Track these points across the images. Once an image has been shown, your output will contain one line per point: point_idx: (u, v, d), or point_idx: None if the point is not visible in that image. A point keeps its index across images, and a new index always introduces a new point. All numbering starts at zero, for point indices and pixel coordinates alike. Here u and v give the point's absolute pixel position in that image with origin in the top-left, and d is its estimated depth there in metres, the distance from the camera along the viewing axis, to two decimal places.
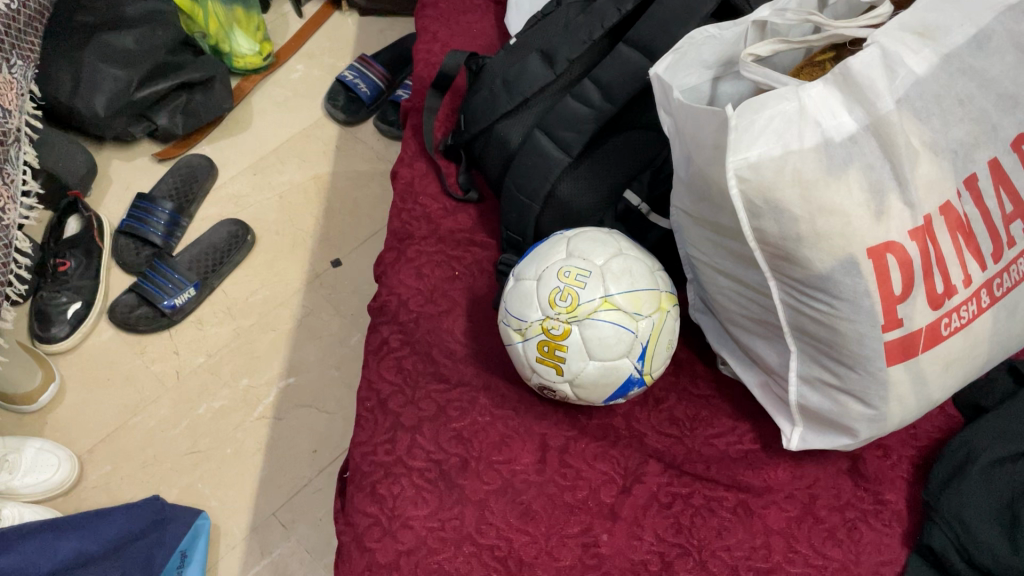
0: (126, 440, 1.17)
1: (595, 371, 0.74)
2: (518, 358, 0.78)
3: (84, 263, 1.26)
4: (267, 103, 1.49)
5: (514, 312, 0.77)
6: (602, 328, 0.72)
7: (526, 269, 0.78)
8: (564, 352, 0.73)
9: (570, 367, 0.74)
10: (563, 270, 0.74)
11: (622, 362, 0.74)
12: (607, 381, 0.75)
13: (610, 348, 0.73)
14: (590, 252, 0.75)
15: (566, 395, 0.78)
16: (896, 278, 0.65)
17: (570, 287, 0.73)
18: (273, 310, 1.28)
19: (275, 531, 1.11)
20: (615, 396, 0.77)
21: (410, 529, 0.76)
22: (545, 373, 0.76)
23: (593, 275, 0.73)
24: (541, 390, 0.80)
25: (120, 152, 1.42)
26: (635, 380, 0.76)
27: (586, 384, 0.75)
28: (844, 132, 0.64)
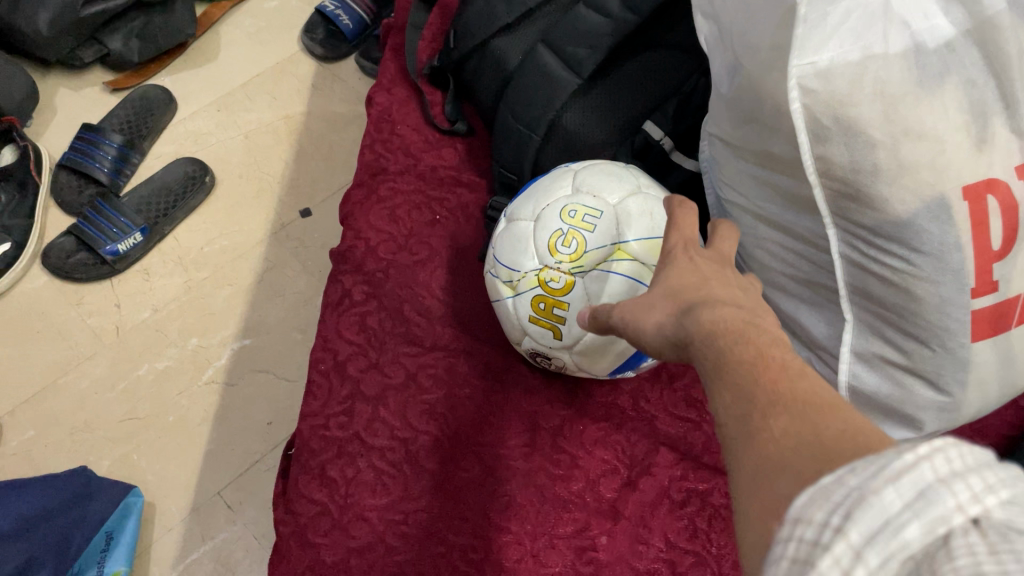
0: (54, 402, 1.02)
1: (600, 335, 0.60)
2: (505, 315, 0.64)
3: (17, 200, 1.11)
4: (236, 33, 1.33)
5: (505, 260, 0.62)
6: (613, 283, 0.57)
7: (522, 206, 0.63)
8: (564, 309, 0.59)
9: (571, 327, 0.60)
10: (568, 208, 0.60)
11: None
12: (616, 349, 0.60)
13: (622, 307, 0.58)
14: (603, 187, 0.61)
15: (563, 363, 0.64)
16: (996, 228, 0.51)
17: (575, 229, 0.59)
18: (231, 263, 1.13)
19: (220, 513, 0.97)
20: (624, 368, 0.63)
21: (365, 522, 0.63)
22: (539, 333, 0.62)
23: (604, 216, 0.59)
24: (535, 358, 0.66)
25: (68, 79, 1.25)
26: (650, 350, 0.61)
27: (590, 349, 0.61)
28: (938, 37, 0.50)
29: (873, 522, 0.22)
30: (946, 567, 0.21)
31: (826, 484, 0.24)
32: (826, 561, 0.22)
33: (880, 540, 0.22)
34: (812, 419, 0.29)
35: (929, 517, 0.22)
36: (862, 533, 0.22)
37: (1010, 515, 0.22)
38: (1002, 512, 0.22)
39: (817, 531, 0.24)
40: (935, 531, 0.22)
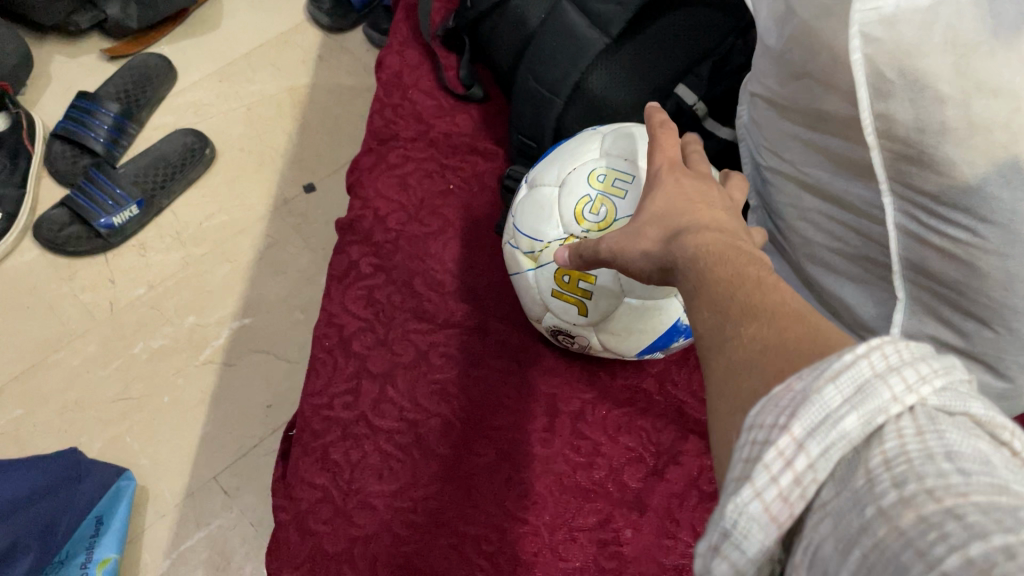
0: (43, 381, 0.98)
1: (628, 313, 0.55)
2: (524, 291, 0.59)
3: (8, 167, 1.06)
4: (240, 2, 1.28)
5: (527, 228, 0.58)
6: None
7: (544, 172, 0.59)
8: (592, 282, 0.54)
9: (596, 301, 0.55)
10: (596, 172, 0.55)
11: (668, 305, 0.55)
12: (644, 328, 0.56)
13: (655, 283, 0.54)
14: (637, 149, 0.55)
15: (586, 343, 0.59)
16: None
17: (606, 195, 0.54)
18: (231, 239, 1.08)
19: (216, 498, 0.92)
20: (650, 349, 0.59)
21: (370, 510, 0.58)
22: (561, 310, 0.57)
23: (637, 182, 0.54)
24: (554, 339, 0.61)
25: (64, 46, 1.20)
26: (680, 331, 0.57)
27: (617, 327, 0.57)
28: None
29: (815, 418, 0.24)
30: (876, 451, 0.23)
31: (775, 390, 0.26)
32: (770, 454, 0.24)
33: (821, 432, 0.24)
34: (781, 323, 0.30)
35: (866, 409, 0.23)
36: (804, 428, 0.24)
37: (939, 402, 0.24)
38: (936, 399, 0.24)
39: (768, 432, 0.25)
40: (872, 422, 0.23)
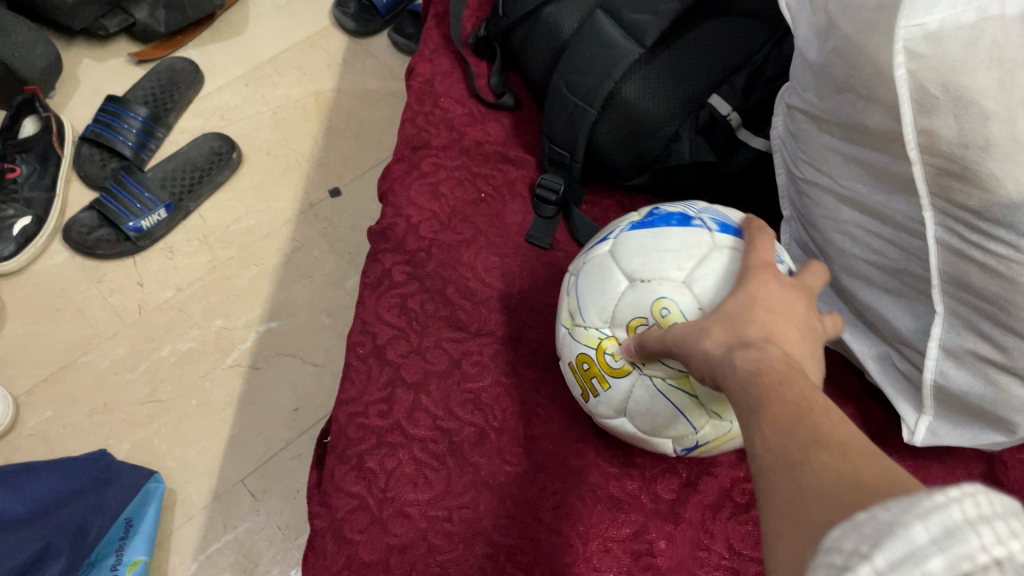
0: (72, 383, 0.99)
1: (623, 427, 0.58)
2: (560, 325, 0.61)
3: (38, 171, 1.07)
4: (265, 6, 1.29)
5: (583, 293, 0.57)
6: (648, 401, 0.54)
7: (632, 250, 0.54)
8: (600, 387, 0.57)
9: (598, 407, 0.58)
10: (660, 300, 0.51)
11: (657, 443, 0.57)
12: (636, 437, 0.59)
13: (648, 426, 0.56)
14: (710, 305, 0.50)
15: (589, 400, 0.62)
16: None
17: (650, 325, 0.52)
18: (257, 243, 1.09)
19: (243, 501, 0.93)
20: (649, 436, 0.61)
21: (405, 519, 0.58)
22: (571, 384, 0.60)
23: None
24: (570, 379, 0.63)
25: (92, 50, 1.21)
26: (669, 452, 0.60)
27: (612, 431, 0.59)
28: None
29: (900, 552, 0.23)
30: None
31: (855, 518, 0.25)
32: None
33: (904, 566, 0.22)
34: (853, 463, 0.31)
35: (955, 552, 0.22)
36: (887, 561, 0.23)
37: None
38: None
39: (844, 558, 0.24)
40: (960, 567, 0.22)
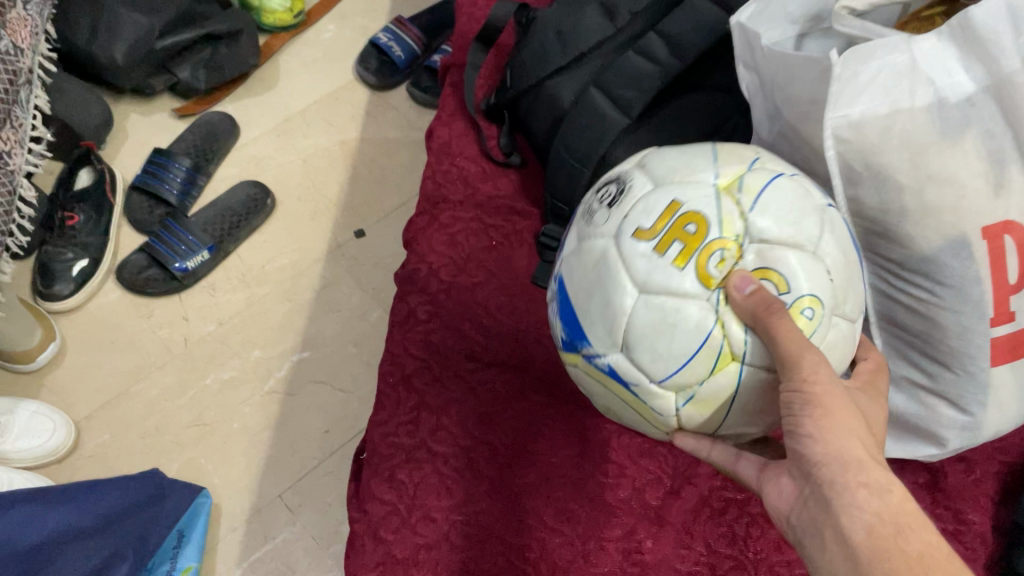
0: (126, 409, 1.10)
1: (605, 292, 0.52)
2: (693, 177, 0.53)
3: (94, 218, 1.19)
4: (294, 63, 1.41)
5: (778, 195, 0.51)
6: (672, 313, 0.49)
7: (841, 244, 0.52)
8: (667, 246, 0.50)
9: (634, 262, 0.51)
10: (813, 298, 0.49)
11: (597, 333, 0.53)
12: (587, 300, 0.54)
13: (634, 317, 0.50)
14: (826, 348, 0.50)
15: (592, 240, 0.56)
16: (1012, 264, 0.56)
17: (774, 291, 0.49)
18: (290, 280, 1.20)
19: (280, 514, 1.03)
20: (563, 319, 0.57)
21: (432, 522, 0.69)
22: (631, 226, 0.52)
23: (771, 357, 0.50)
24: (593, 216, 0.57)
25: (138, 105, 1.34)
26: (580, 343, 0.56)
27: (587, 302, 0.54)
28: (960, 92, 0.55)
29: None
30: None
31: None
32: None
33: None
34: None
35: None
36: None
37: None
38: None
39: None
40: None
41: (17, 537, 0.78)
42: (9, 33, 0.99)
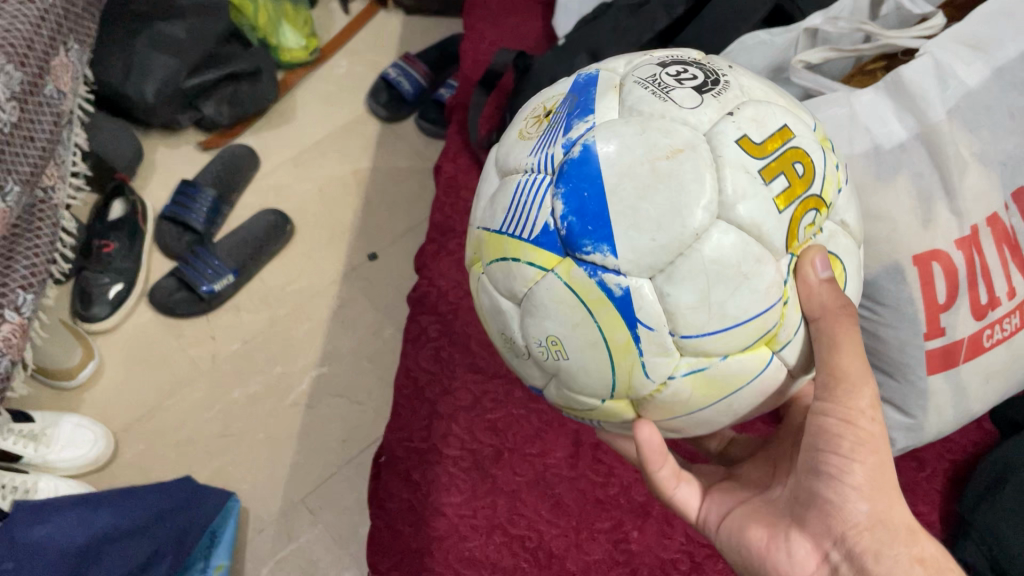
0: (160, 421, 1.19)
1: (680, 183, 0.42)
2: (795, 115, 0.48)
3: (128, 245, 1.29)
4: (310, 97, 1.52)
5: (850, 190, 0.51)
6: (749, 265, 0.43)
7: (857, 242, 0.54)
8: (772, 175, 0.44)
9: (727, 170, 0.43)
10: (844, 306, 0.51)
11: (637, 239, 0.42)
12: (643, 189, 0.42)
13: (707, 242, 0.42)
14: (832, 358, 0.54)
15: (670, 126, 0.44)
16: (940, 286, 0.66)
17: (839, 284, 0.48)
18: (309, 300, 1.30)
19: (303, 517, 1.12)
20: (566, 209, 0.44)
21: (443, 516, 0.77)
22: (734, 131, 0.44)
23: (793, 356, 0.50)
24: (669, 93, 0.46)
25: (165, 139, 1.45)
26: (597, 243, 0.43)
27: (639, 193, 0.42)
28: (894, 139, 0.65)
29: None
30: None
31: None
32: None
33: None
34: None
35: None
36: None
37: None
38: None
39: None
40: None
41: (61, 539, 0.93)
42: (53, 79, 1.05)
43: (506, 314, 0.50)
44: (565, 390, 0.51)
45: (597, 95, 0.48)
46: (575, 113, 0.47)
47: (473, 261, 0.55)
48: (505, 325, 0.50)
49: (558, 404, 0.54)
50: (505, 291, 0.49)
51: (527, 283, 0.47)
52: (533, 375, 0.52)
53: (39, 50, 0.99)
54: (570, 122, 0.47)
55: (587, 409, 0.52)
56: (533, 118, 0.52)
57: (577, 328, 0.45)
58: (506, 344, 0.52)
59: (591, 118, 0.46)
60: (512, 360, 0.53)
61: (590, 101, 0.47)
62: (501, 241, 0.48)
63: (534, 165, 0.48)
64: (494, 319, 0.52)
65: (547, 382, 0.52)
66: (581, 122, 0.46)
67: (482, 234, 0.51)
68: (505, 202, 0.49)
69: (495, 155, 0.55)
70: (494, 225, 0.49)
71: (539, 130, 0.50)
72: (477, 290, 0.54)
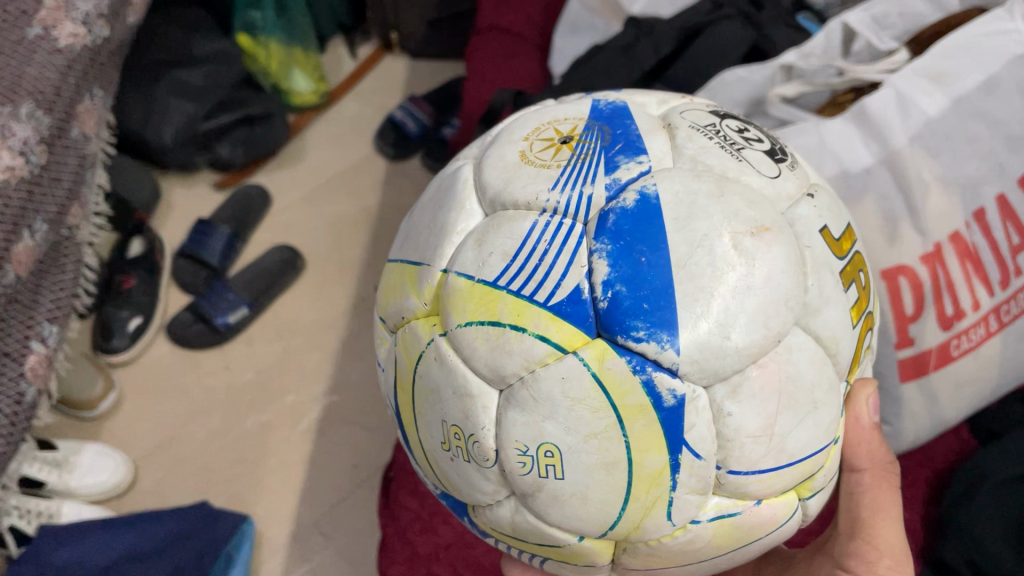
0: (177, 449, 1.24)
1: (768, 270, 0.42)
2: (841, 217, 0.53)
3: (146, 280, 1.35)
4: (319, 138, 1.59)
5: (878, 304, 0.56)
6: (820, 393, 0.44)
7: None
8: (846, 281, 0.48)
9: (808, 260, 0.45)
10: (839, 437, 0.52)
11: (706, 339, 0.40)
12: (725, 265, 0.41)
13: (784, 348, 0.42)
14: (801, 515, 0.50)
15: (752, 199, 0.44)
16: (907, 299, 0.73)
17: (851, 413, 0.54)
18: (320, 331, 1.35)
19: (315, 539, 1.15)
20: (615, 279, 0.41)
21: (448, 525, 0.84)
22: (812, 223, 0.46)
23: (809, 500, 0.49)
24: (743, 158, 0.47)
25: (182, 180, 1.53)
26: (657, 331, 0.40)
27: (720, 268, 0.41)
28: (860, 165, 0.74)
29: None
30: None
31: None
32: None
33: None
34: None
35: None
36: None
37: None
38: None
39: None
40: None
41: (87, 564, 0.99)
42: (77, 123, 1.11)
43: (479, 397, 0.43)
44: (529, 518, 0.46)
45: (643, 136, 0.47)
46: (618, 148, 0.46)
47: (417, 309, 0.48)
48: (471, 421, 0.44)
49: (496, 525, 0.49)
50: (487, 368, 0.43)
51: (536, 363, 0.41)
52: (482, 485, 0.46)
53: (66, 97, 1.05)
54: (613, 160, 0.45)
55: (541, 545, 0.48)
56: (539, 139, 0.49)
57: (590, 440, 0.41)
58: (451, 439, 0.46)
59: (647, 159, 0.45)
60: (448, 459, 0.47)
61: (639, 143, 0.46)
62: (498, 299, 0.43)
63: (560, 207, 0.44)
64: (444, 402, 0.45)
65: (501, 497, 0.47)
66: (634, 162, 0.45)
67: (456, 280, 0.45)
68: (509, 255, 0.43)
69: (470, 168, 0.51)
70: (486, 277, 0.43)
71: (556, 155, 0.47)
72: (416, 351, 0.47)
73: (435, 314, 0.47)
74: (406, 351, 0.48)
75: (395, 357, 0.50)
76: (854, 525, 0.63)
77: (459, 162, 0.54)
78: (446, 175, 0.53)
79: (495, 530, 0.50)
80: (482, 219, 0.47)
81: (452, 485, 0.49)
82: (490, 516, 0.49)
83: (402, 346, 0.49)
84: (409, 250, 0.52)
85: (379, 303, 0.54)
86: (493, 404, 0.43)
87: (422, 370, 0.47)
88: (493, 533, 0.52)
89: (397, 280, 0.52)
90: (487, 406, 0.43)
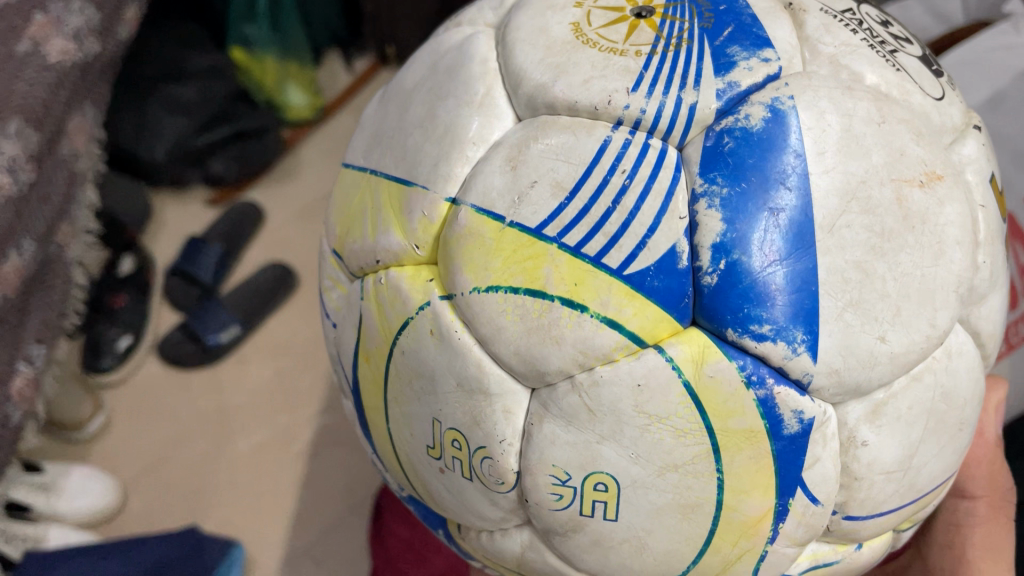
0: (165, 472, 1.21)
1: (924, 231, 0.38)
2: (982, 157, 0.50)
3: (137, 299, 1.33)
4: (315, 154, 1.56)
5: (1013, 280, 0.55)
6: (967, 415, 0.43)
7: None
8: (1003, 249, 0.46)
9: (981, 222, 0.42)
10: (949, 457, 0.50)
11: (860, 339, 0.37)
12: (878, 226, 0.37)
13: (952, 345, 0.41)
14: (899, 542, 0.50)
15: (919, 133, 0.40)
16: None
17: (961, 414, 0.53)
18: (314, 351, 1.32)
19: (307, 566, 1.12)
20: (732, 243, 0.36)
21: (440, 554, 0.84)
22: (980, 165, 0.44)
23: (907, 530, 0.49)
24: (900, 67, 0.43)
25: (174, 197, 1.50)
26: (791, 331, 0.36)
27: (880, 235, 0.37)
28: None
29: None
30: None
31: None
32: None
33: None
34: None
35: None
36: None
37: None
38: None
39: None
40: None
41: None
42: (67, 142, 1.09)
43: (500, 399, 0.40)
44: (551, 558, 0.44)
45: (761, 19, 0.41)
46: (731, 33, 0.40)
47: (404, 253, 0.42)
48: (485, 431, 0.40)
49: (490, 555, 0.48)
50: (520, 360, 0.38)
51: (596, 359, 0.37)
52: (488, 511, 0.44)
53: (55, 115, 1.03)
54: (724, 51, 0.39)
55: None
56: (598, 7, 0.43)
57: (666, 475, 0.38)
58: (448, 447, 0.43)
59: (775, 57, 0.39)
60: (437, 469, 0.45)
61: (757, 28, 0.41)
62: (543, 259, 0.37)
63: (646, 119, 0.38)
64: (442, 398, 0.41)
65: (510, 525, 0.45)
66: (760, 60, 0.39)
67: (473, 217, 0.39)
68: (570, 183, 0.38)
69: (489, 38, 0.45)
70: (524, 221, 0.38)
71: (630, 35, 0.41)
72: (403, 314, 0.42)
73: (429, 265, 0.42)
74: (387, 310, 0.43)
75: (361, 307, 0.46)
76: (955, 565, 0.68)
77: (470, 29, 0.47)
78: (455, 45, 0.46)
79: (486, 557, 0.49)
80: (514, 126, 0.41)
81: (433, 497, 0.47)
82: (489, 545, 0.47)
83: (374, 298, 0.44)
84: (391, 158, 0.45)
85: (334, 232, 0.50)
86: (520, 411, 0.40)
87: (406, 342, 0.42)
88: (477, 557, 0.50)
89: (367, 197, 0.47)
90: (510, 411, 0.40)
